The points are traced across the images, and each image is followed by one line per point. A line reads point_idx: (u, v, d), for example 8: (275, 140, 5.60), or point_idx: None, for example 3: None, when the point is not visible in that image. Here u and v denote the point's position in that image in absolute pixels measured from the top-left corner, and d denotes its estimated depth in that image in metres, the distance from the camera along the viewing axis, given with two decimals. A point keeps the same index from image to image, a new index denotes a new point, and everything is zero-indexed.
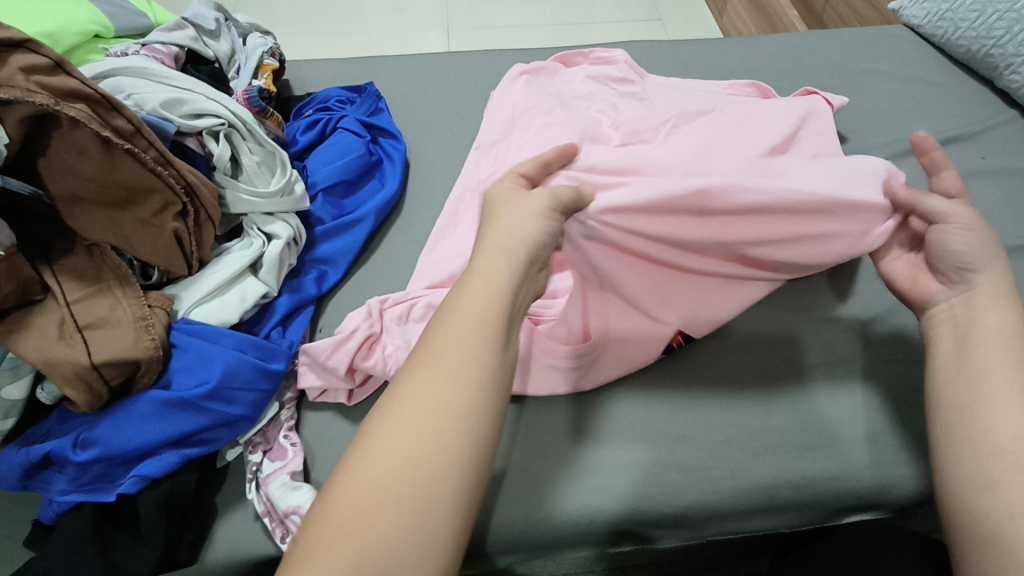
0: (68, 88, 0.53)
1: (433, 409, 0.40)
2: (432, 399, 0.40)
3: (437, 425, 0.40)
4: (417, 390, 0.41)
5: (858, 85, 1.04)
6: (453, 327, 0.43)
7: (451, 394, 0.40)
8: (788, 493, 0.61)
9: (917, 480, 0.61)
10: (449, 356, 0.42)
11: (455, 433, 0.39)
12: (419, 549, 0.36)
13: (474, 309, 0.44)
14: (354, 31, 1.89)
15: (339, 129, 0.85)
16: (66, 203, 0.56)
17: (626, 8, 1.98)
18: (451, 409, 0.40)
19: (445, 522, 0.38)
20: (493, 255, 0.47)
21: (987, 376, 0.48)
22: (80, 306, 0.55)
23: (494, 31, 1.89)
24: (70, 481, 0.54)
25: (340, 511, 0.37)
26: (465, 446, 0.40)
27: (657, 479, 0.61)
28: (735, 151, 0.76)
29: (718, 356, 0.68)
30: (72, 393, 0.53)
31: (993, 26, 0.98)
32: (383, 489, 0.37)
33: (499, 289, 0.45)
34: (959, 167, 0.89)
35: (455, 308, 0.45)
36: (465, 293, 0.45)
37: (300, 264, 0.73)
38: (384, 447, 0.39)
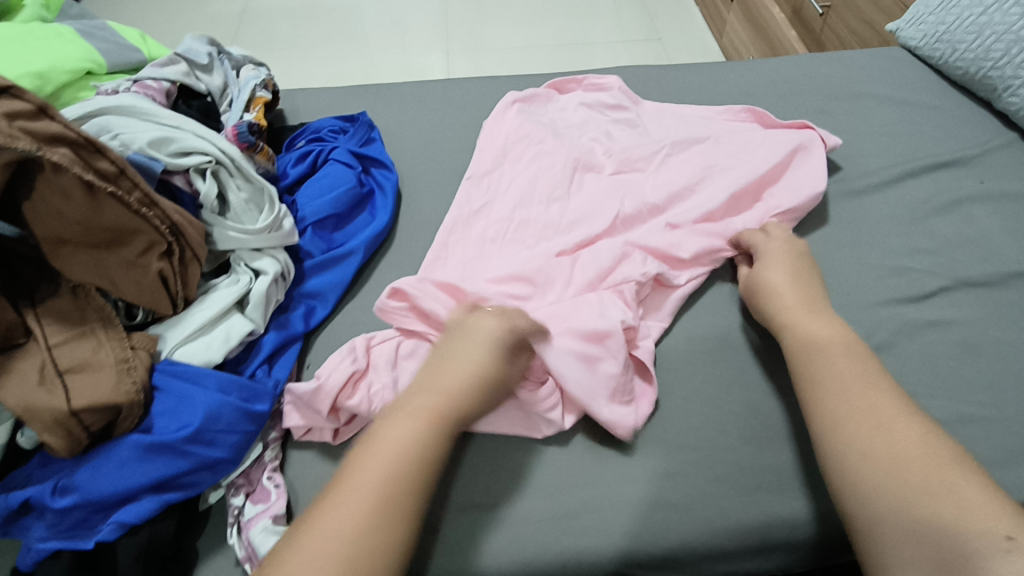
0: (50, 132, 0.53)
1: (365, 504, 0.46)
2: (366, 501, 0.46)
3: (375, 525, 0.45)
4: (352, 495, 0.46)
5: (854, 108, 1.03)
6: (388, 440, 0.49)
7: (383, 496, 0.46)
8: (782, 533, 0.59)
9: None
10: (385, 466, 0.47)
11: (386, 534, 0.45)
12: None
13: (406, 427, 0.50)
14: (355, 54, 1.91)
15: (330, 160, 0.85)
16: (52, 245, 0.55)
17: (626, 30, 1.99)
18: (388, 506, 0.46)
19: None
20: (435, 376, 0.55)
21: (874, 418, 0.52)
22: (61, 350, 0.54)
23: (494, 53, 1.90)
24: (49, 527, 0.53)
25: None
26: (397, 538, 0.45)
27: (647, 520, 0.60)
28: (705, 202, 0.77)
29: (711, 392, 0.67)
30: (52, 440, 0.52)
31: (990, 48, 0.97)
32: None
33: (439, 407, 0.52)
34: (958, 192, 0.88)
35: (385, 429, 0.50)
36: (395, 415, 0.52)
37: (288, 299, 0.73)
38: (320, 544, 0.44)
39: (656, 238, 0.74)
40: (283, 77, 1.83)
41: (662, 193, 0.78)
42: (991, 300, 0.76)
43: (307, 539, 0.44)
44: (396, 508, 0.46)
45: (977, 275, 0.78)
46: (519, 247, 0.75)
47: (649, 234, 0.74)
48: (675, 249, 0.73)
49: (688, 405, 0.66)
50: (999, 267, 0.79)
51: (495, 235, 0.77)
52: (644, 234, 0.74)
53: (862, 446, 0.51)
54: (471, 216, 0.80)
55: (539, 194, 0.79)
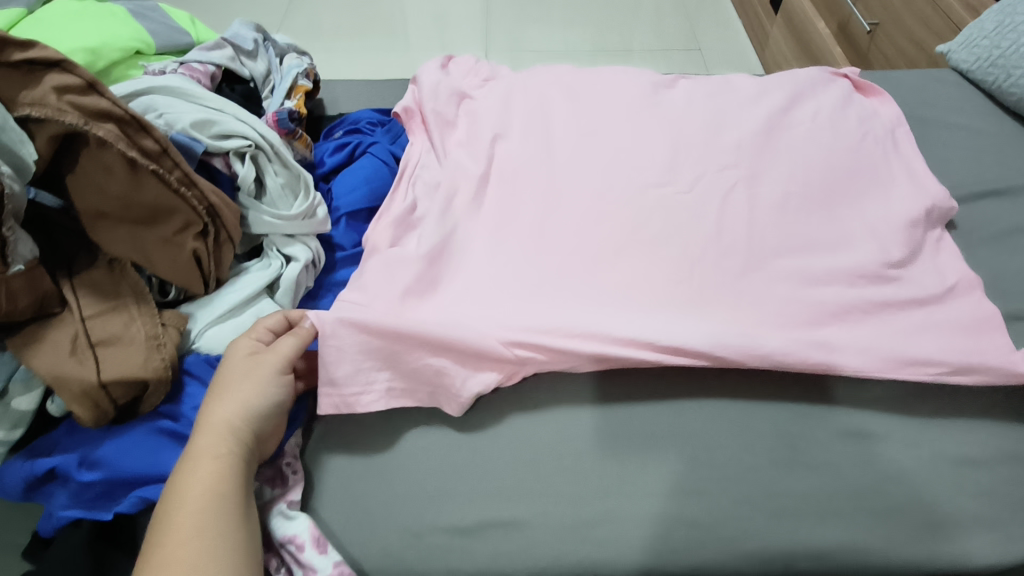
0: (99, 108, 0.53)
1: (220, 470, 0.51)
2: (212, 455, 0.52)
3: (211, 490, 0.50)
4: (195, 468, 0.51)
5: (914, 129, 1.00)
6: (181, 526, 0.47)
7: (210, 474, 0.51)
8: (807, 562, 0.61)
9: (972, 556, 0.62)
10: (213, 462, 0.51)
11: (229, 500, 0.50)
12: (227, 554, 0.47)
13: (216, 458, 0.52)
14: (385, 22, 1.76)
15: (368, 154, 0.88)
16: (91, 218, 0.56)
17: (740, 50, 1.83)
18: (218, 497, 0.50)
19: (226, 555, 0.47)
20: (226, 396, 0.55)
21: None
22: (94, 322, 0.55)
23: (532, 21, 1.78)
24: (71, 496, 0.54)
25: (173, 527, 0.47)
26: (231, 543, 0.48)
27: (668, 536, 0.61)
28: (875, 128, 0.95)
29: (736, 415, 0.68)
30: (80, 410, 0.53)
31: (999, 143, 0.98)
32: (202, 528, 0.48)
33: (223, 442, 0.53)
34: (1007, 223, 0.87)
35: (196, 461, 0.51)
36: (201, 439, 0.53)
37: (319, 287, 0.77)
38: (189, 507, 0.48)
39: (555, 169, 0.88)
40: (302, 20, 1.74)
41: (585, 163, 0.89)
42: None
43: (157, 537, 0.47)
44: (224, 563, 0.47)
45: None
46: (525, 187, 0.86)
47: (637, 202, 0.83)
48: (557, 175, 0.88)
49: (758, 474, 0.64)
50: None
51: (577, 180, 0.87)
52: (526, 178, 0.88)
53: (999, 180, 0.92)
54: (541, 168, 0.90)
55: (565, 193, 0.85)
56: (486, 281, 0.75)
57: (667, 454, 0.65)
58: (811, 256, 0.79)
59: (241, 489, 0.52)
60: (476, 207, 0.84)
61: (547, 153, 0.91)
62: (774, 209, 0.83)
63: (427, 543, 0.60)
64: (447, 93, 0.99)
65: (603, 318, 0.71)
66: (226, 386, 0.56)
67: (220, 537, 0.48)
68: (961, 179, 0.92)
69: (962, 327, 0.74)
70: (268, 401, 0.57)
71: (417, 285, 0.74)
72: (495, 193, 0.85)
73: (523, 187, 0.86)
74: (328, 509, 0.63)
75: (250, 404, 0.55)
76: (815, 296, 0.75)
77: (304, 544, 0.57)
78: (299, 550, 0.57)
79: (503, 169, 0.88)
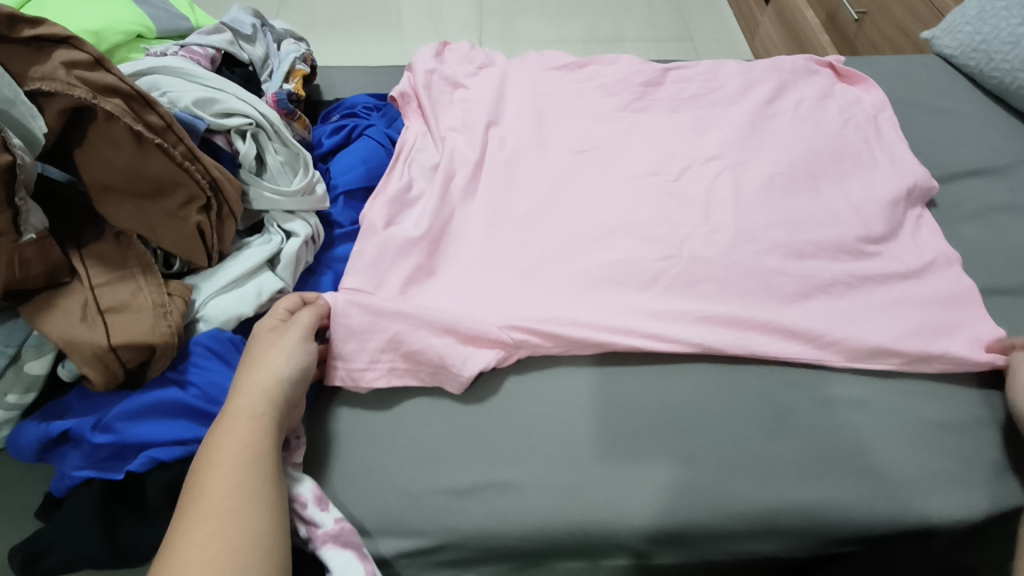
0: (106, 83, 0.55)
1: (255, 432, 0.54)
2: (246, 420, 0.54)
3: (248, 451, 0.52)
4: (229, 432, 0.53)
5: (898, 112, 1.03)
6: (220, 484, 0.50)
7: (246, 435, 0.53)
8: (790, 518, 0.63)
9: (948, 511, 0.64)
10: (248, 426, 0.54)
11: (264, 461, 0.53)
12: (264, 510, 0.50)
13: (249, 422, 0.54)
14: (381, 13, 1.77)
15: (364, 136, 0.91)
16: (98, 191, 0.59)
17: (732, 40, 1.84)
18: (254, 458, 0.52)
19: (263, 512, 0.50)
20: (261, 364, 0.58)
21: None
22: (103, 290, 0.57)
23: (526, 13, 1.80)
24: (84, 457, 0.57)
25: (213, 485, 0.50)
26: (267, 500, 0.51)
27: (655, 495, 0.63)
28: (855, 115, 0.98)
29: (719, 384, 0.70)
30: (91, 372, 0.55)
31: (983, 124, 1.00)
32: (242, 486, 0.50)
33: (257, 405, 0.55)
34: (987, 200, 0.89)
35: (231, 426, 0.54)
36: (235, 405, 0.55)
37: (318, 263, 0.79)
38: (227, 466, 0.51)
39: (545, 156, 0.92)
40: (298, 11, 1.76)
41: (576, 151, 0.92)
42: (1017, 307, 0.78)
43: (199, 493, 0.49)
44: (261, 520, 0.49)
45: (1002, 282, 0.80)
46: (521, 174, 0.89)
47: (626, 193, 0.86)
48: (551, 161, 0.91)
49: (741, 437, 0.66)
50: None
51: (568, 168, 0.90)
52: (520, 163, 0.91)
53: (981, 160, 0.94)
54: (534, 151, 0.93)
55: (559, 179, 0.88)
56: (481, 266, 0.79)
57: (654, 419, 0.68)
58: (795, 234, 0.81)
59: (275, 451, 0.54)
60: (472, 192, 0.88)
61: (539, 141, 0.94)
62: (761, 192, 0.85)
63: (424, 503, 0.63)
64: (442, 83, 1.01)
65: (590, 307, 0.74)
66: (255, 358, 0.59)
67: (257, 495, 0.50)
68: (944, 163, 0.94)
69: (940, 300, 0.76)
70: (297, 369, 0.60)
71: (416, 272, 0.78)
72: (493, 179, 0.89)
73: (516, 177, 0.89)
74: (328, 473, 0.65)
75: (282, 373, 0.58)
76: (795, 270, 0.77)
77: (306, 502, 0.59)
78: (302, 507, 0.58)
79: (497, 157, 0.91)
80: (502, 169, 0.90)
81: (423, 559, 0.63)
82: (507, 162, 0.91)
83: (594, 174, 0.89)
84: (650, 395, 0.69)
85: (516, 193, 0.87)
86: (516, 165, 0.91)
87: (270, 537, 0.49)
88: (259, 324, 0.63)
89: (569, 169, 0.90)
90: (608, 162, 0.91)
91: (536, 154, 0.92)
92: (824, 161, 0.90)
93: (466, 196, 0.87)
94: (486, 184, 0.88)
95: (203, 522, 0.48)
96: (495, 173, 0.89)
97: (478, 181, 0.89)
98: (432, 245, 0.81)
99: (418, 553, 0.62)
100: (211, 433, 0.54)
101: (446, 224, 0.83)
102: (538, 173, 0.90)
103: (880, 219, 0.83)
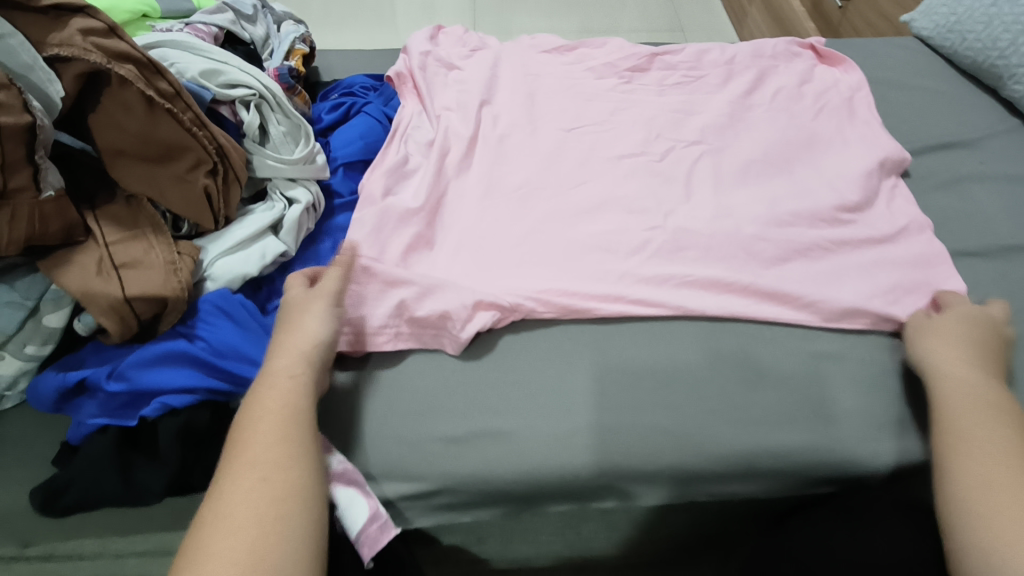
0: (118, 50, 0.58)
1: (293, 391, 0.57)
2: (284, 379, 0.58)
3: (287, 407, 0.56)
4: (268, 390, 0.57)
5: (876, 90, 1.07)
6: (264, 437, 0.54)
7: (285, 393, 0.57)
8: (767, 461, 0.67)
9: (915, 454, 0.69)
10: (286, 384, 0.57)
11: (303, 417, 0.56)
12: (306, 461, 0.54)
13: (286, 382, 0.58)
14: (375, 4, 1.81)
15: (362, 113, 0.94)
16: (110, 155, 0.62)
17: (721, 28, 1.88)
18: (294, 414, 0.56)
19: (305, 463, 0.54)
20: (294, 329, 0.62)
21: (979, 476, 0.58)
22: (117, 248, 0.60)
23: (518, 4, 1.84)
24: (99, 406, 0.60)
25: (257, 437, 0.54)
26: (308, 453, 0.55)
27: (640, 441, 0.67)
28: (832, 98, 1.02)
29: (701, 341, 0.74)
30: (108, 323, 0.59)
31: (956, 101, 1.04)
32: (284, 438, 0.54)
33: (293, 366, 0.59)
34: (959, 171, 0.93)
35: (270, 385, 0.57)
36: (273, 366, 0.59)
37: (319, 231, 0.82)
38: (269, 420, 0.55)
39: (536, 134, 0.95)
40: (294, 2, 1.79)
41: (566, 129, 0.96)
42: (985, 269, 0.82)
43: (245, 444, 0.53)
44: (303, 469, 0.53)
45: (971, 246, 0.84)
46: (515, 151, 0.93)
47: (613, 170, 0.90)
48: (542, 138, 0.95)
49: (722, 388, 0.70)
50: (992, 240, 0.84)
51: (560, 146, 0.93)
52: (513, 139, 0.94)
53: (954, 134, 0.98)
54: (527, 128, 0.96)
55: (551, 155, 0.92)
56: (476, 235, 0.82)
57: (639, 373, 0.71)
58: (772, 208, 0.85)
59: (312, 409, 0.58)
60: (467, 168, 0.91)
61: (531, 121, 0.97)
62: (739, 172, 0.90)
63: (422, 450, 0.66)
64: (436, 65, 1.04)
65: (578, 275, 0.78)
66: (288, 323, 0.63)
67: (298, 447, 0.54)
68: (918, 137, 0.98)
69: (912, 263, 0.80)
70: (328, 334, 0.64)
71: (415, 242, 0.81)
72: (489, 154, 0.92)
73: (509, 153, 0.92)
74: (330, 425, 0.69)
75: (315, 337, 0.62)
76: (771, 240, 0.81)
77: None
78: None
79: (490, 134, 0.94)
80: (496, 145, 0.93)
81: (423, 502, 0.67)
82: (501, 139, 0.94)
83: (579, 151, 0.93)
84: (635, 351, 0.73)
85: (511, 168, 0.90)
86: (507, 140, 0.94)
87: (312, 485, 0.53)
88: (290, 292, 0.66)
89: (560, 146, 0.93)
90: (596, 140, 0.95)
91: (528, 131, 0.96)
92: (800, 142, 0.95)
93: (461, 171, 0.90)
94: (479, 159, 0.91)
95: (250, 470, 0.52)
96: (490, 148, 0.92)
97: (471, 156, 0.92)
98: (430, 217, 0.84)
99: (417, 497, 0.66)
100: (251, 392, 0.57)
101: (441, 197, 0.86)
102: (531, 149, 0.93)
103: (855, 190, 0.87)
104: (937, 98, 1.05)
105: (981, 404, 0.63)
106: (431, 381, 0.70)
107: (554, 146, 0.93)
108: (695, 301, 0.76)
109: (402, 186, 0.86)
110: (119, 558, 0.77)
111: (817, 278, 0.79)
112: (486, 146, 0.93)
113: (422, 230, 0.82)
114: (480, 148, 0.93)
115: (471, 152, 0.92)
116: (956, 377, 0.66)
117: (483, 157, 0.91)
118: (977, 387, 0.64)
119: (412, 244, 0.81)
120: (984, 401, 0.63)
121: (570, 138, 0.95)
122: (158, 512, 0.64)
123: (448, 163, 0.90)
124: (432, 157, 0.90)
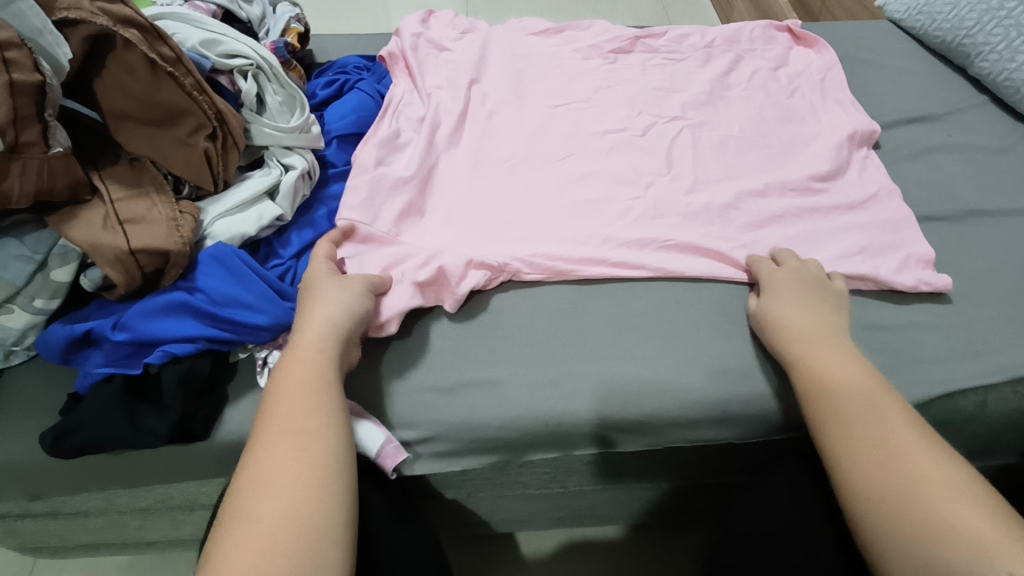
0: (123, 15, 0.62)
1: (321, 363, 0.60)
2: (311, 353, 0.61)
3: (316, 378, 0.59)
4: (296, 363, 0.60)
5: (850, 69, 1.11)
6: (296, 407, 0.57)
7: (313, 366, 0.60)
8: (740, 407, 0.71)
9: None
10: (314, 358, 0.60)
11: (330, 389, 0.59)
12: (337, 430, 0.57)
13: (313, 356, 0.60)
14: None
15: (355, 89, 0.97)
16: (115, 118, 0.65)
17: (706, 18, 1.92)
18: (323, 385, 0.59)
19: (335, 432, 0.57)
20: (321, 305, 0.65)
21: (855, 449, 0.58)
22: (122, 204, 0.64)
23: None
24: (105, 356, 0.63)
25: (289, 408, 0.57)
26: (338, 422, 0.58)
27: (621, 392, 0.70)
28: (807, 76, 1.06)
29: (679, 300, 0.78)
30: (113, 274, 0.62)
31: (926, 79, 1.08)
32: (315, 408, 0.57)
33: (319, 340, 0.62)
34: (927, 143, 0.97)
35: (297, 360, 0.60)
36: (300, 341, 0.62)
37: (314, 200, 0.85)
38: (298, 392, 0.58)
39: (523, 111, 0.99)
40: None
41: (552, 107, 0.99)
42: (949, 232, 0.86)
43: (277, 414, 0.56)
44: (335, 437, 0.56)
45: (937, 212, 0.88)
46: (502, 127, 0.96)
47: (596, 144, 0.94)
48: (529, 115, 0.98)
49: (698, 342, 0.74)
50: (956, 206, 0.88)
51: (546, 122, 0.97)
52: (501, 115, 0.98)
53: (923, 109, 1.02)
54: (515, 105, 1.00)
55: (537, 130, 0.95)
56: (463, 203, 0.85)
57: (620, 329, 0.75)
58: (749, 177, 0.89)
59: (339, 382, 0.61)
60: (457, 142, 0.94)
61: (519, 98, 1.01)
62: (716, 145, 0.93)
63: (413, 401, 0.69)
64: (427, 46, 1.08)
65: (563, 241, 0.81)
66: (316, 299, 0.65)
67: (327, 417, 0.57)
68: (889, 113, 1.02)
69: (881, 226, 0.84)
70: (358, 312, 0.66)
71: (407, 210, 0.84)
72: (477, 129, 0.95)
73: (497, 129, 0.96)
74: None
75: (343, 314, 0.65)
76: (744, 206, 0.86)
77: None
78: None
79: (479, 110, 0.98)
80: (484, 121, 0.96)
81: (414, 451, 0.70)
82: (489, 115, 0.97)
83: (566, 127, 0.96)
84: (616, 309, 0.77)
85: (499, 142, 0.94)
86: (495, 117, 0.97)
87: (343, 451, 0.56)
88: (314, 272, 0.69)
89: (545, 122, 0.97)
90: (581, 116, 0.98)
91: (515, 107, 0.99)
92: (776, 116, 0.99)
93: (451, 144, 0.93)
94: (468, 135, 0.94)
95: (284, 436, 0.55)
96: (478, 124, 0.96)
97: (460, 131, 0.95)
98: (420, 187, 0.87)
99: (409, 445, 0.69)
100: (280, 365, 0.60)
101: (430, 168, 0.89)
102: (518, 125, 0.96)
103: (827, 161, 0.91)
104: (909, 76, 1.09)
105: (840, 381, 0.62)
106: (421, 337, 0.73)
107: (540, 122, 0.97)
108: (674, 262, 0.79)
109: (394, 157, 0.89)
110: (123, 513, 0.80)
111: (790, 240, 0.82)
112: (476, 122, 0.96)
113: (412, 198, 0.85)
114: (469, 124, 0.96)
115: (461, 128, 0.95)
116: (815, 362, 0.65)
117: (472, 132, 0.95)
118: (848, 368, 0.63)
119: (403, 212, 0.84)
120: (834, 373, 0.63)
121: (556, 114, 0.98)
122: (161, 460, 0.67)
123: (438, 136, 0.93)
124: (423, 131, 0.93)
